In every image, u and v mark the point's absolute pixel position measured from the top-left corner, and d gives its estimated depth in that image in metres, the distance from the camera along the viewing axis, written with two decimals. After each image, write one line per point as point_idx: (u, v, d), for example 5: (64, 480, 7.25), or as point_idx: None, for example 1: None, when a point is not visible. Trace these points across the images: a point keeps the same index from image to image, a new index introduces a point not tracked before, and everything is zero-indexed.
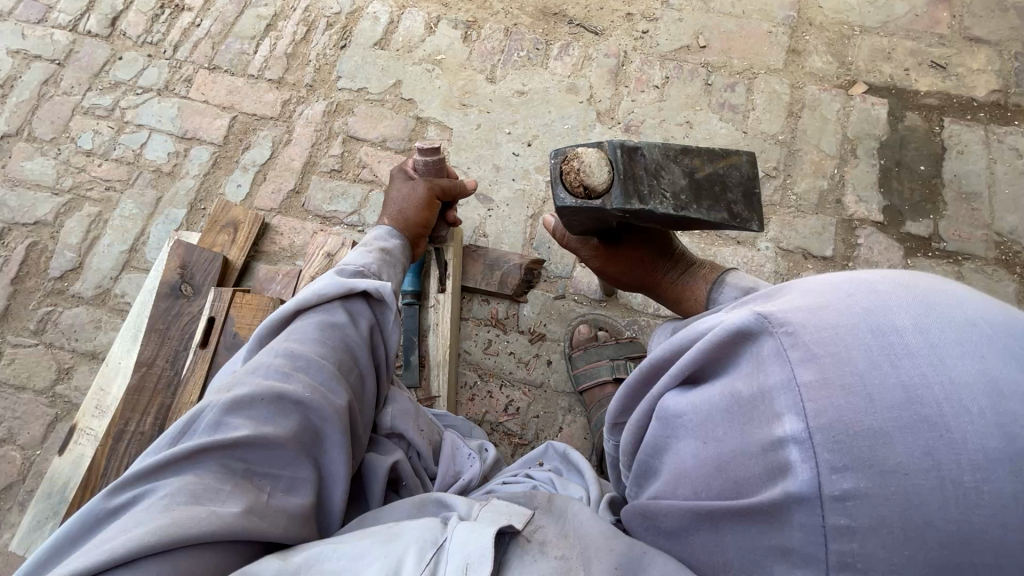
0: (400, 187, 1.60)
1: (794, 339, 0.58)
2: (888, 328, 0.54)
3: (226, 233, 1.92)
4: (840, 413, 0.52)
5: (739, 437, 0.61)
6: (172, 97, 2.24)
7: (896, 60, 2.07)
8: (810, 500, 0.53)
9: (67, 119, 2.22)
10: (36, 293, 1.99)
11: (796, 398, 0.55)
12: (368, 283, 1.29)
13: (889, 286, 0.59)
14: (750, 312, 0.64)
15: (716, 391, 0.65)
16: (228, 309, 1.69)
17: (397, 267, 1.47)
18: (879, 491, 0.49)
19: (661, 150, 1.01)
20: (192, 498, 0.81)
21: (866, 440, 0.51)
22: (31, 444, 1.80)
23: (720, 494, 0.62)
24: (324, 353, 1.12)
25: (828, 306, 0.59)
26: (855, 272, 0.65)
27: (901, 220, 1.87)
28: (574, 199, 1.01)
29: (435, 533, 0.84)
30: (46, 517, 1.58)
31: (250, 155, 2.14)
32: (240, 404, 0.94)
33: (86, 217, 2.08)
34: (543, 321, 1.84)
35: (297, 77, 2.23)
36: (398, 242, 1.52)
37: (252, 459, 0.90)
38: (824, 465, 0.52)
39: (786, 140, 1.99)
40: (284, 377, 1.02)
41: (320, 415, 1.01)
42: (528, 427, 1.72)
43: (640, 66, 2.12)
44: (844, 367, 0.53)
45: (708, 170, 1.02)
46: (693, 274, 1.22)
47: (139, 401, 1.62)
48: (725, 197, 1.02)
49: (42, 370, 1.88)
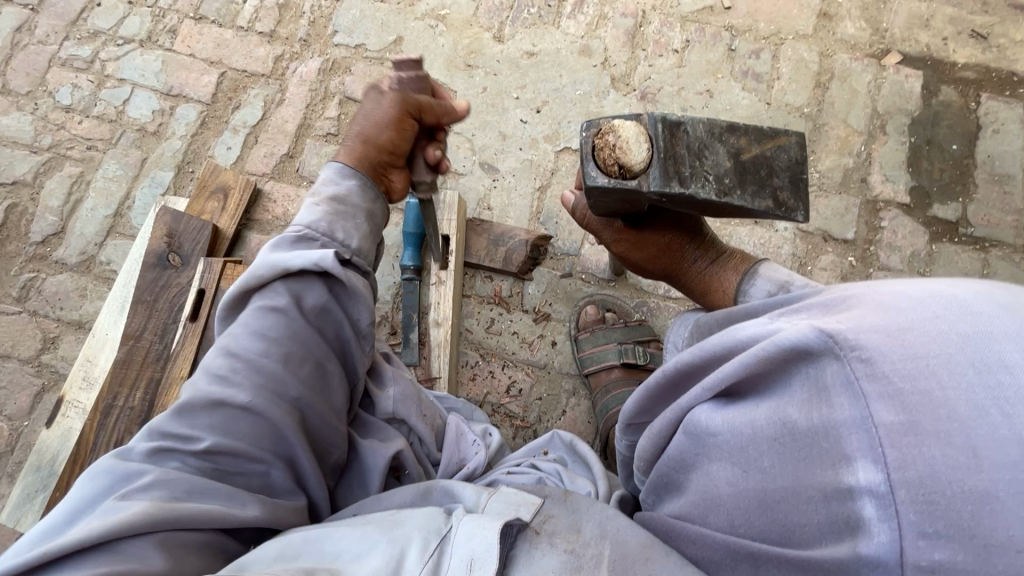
0: (366, 102, 1.15)
1: (871, 369, 0.54)
2: (993, 365, 0.49)
3: (216, 199, 1.82)
4: (934, 467, 0.48)
5: (799, 476, 0.58)
6: (156, 50, 2.08)
7: (934, 28, 1.92)
8: (887, 564, 0.49)
9: (43, 71, 2.07)
10: (18, 259, 1.90)
11: (872, 441, 0.51)
12: (305, 256, 0.98)
13: (990, 311, 0.54)
14: (814, 328, 0.60)
15: (762, 417, 0.63)
16: (219, 282, 1.60)
17: (353, 219, 1.08)
18: (980, 567, 0.44)
19: (706, 127, 0.92)
20: (168, 496, 0.77)
21: (968, 505, 0.45)
22: (18, 414, 1.75)
23: (766, 535, 0.62)
24: (267, 349, 0.91)
25: (912, 330, 0.55)
26: (942, 287, 0.60)
27: (928, 203, 1.78)
28: (607, 179, 0.93)
29: (439, 523, 0.78)
30: (35, 491, 1.54)
31: (241, 115, 2.01)
32: (182, 410, 0.84)
33: (68, 178, 1.97)
34: (549, 301, 1.76)
35: (290, 31, 2.08)
36: (354, 184, 1.10)
37: (219, 461, 0.83)
38: (910, 528, 0.48)
39: (811, 113, 1.86)
40: (225, 381, 0.87)
41: (275, 417, 0.87)
42: (531, 409, 1.67)
43: (659, 28, 1.97)
44: (937, 411, 0.49)
45: (754, 152, 0.93)
46: (724, 265, 1.16)
47: (127, 375, 1.55)
48: (772, 182, 0.93)
49: (27, 339, 1.81)
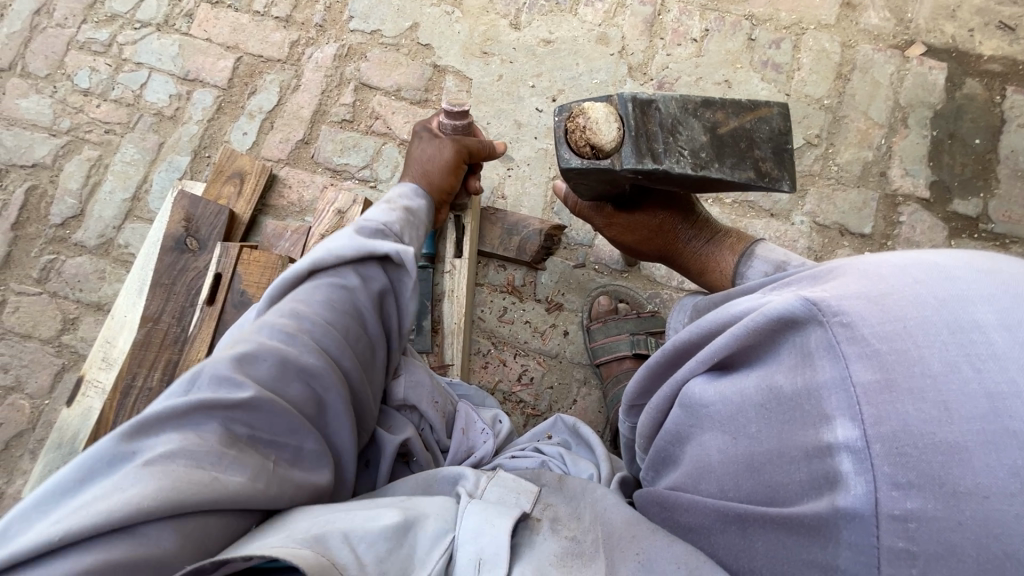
0: (424, 148, 1.43)
1: (851, 333, 0.55)
2: (969, 324, 0.50)
3: (233, 184, 1.83)
4: (905, 421, 0.49)
5: (784, 438, 0.59)
6: (173, 34, 2.09)
7: (960, 19, 1.88)
8: (863, 517, 0.50)
9: (62, 54, 2.08)
10: (38, 240, 1.92)
11: (851, 401, 0.53)
12: (391, 246, 1.18)
13: (968, 274, 0.55)
14: (800, 298, 0.61)
15: (752, 383, 0.64)
16: (235, 266, 1.62)
17: (419, 229, 1.36)
18: (948, 515, 0.45)
19: (678, 104, 0.92)
20: (191, 462, 0.71)
21: (938, 456, 0.47)
22: (39, 393, 1.79)
23: (751, 496, 0.63)
24: (330, 319, 1.00)
25: (892, 295, 0.56)
26: (925, 256, 0.60)
27: (948, 198, 1.76)
28: (581, 160, 0.93)
29: (451, 513, 0.79)
30: (57, 467, 1.58)
31: (257, 101, 2.01)
32: (243, 360, 0.84)
33: (87, 161, 1.99)
34: (561, 291, 1.77)
35: (306, 16, 2.07)
36: (423, 202, 1.40)
37: (257, 424, 0.81)
38: (884, 479, 0.49)
39: (832, 105, 1.84)
40: (288, 339, 0.92)
41: (324, 384, 0.91)
42: (542, 397, 1.68)
43: (678, 16, 1.95)
44: (910, 367, 0.50)
45: (732, 125, 0.94)
46: (719, 244, 1.15)
47: (146, 356, 1.58)
48: (752, 153, 0.94)
49: (47, 319, 1.85)
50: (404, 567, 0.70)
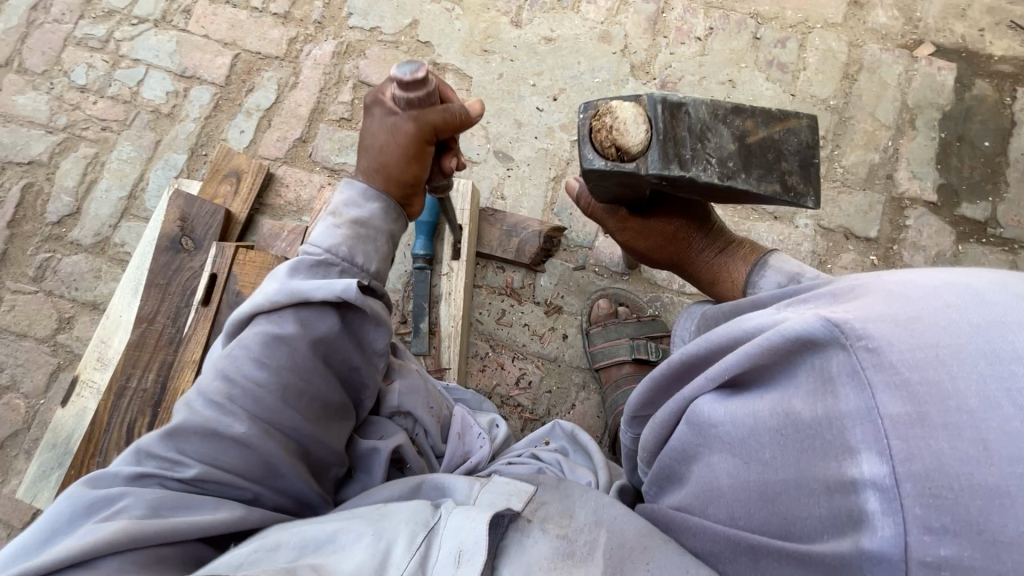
0: (376, 131, 1.07)
1: (878, 359, 0.50)
2: (1009, 354, 0.45)
3: (229, 183, 1.81)
4: (940, 460, 0.45)
5: (801, 469, 0.56)
6: (170, 30, 2.06)
7: (970, 19, 1.84)
8: (890, 561, 0.46)
9: (59, 50, 2.06)
10: (34, 238, 1.91)
11: (878, 433, 0.49)
12: (325, 289, 0.95)
13: (1003, 298, 0.50)
14: (819, 317, 0.56)
15: (765, 407, 0.61)
16: (230, 267, 1.60)
17: (376, 243, 1.08)
18: (987, 566, 0.41)
19: (709, 109, 0.89)
20: (150, 510, 0.76)
21: (977, 500, 0.43)
22: (35, 392, 1.78)
23: (766, 528, 0.60)
24: (266, 380, 0.88)
25: (922, 319, 0.51)
26: (955, 274, 0.55)
27: (956, 201, 1.73)
28: (606, 161, 0.89)
29: (426, 516, 0.78)
30: (51, 468, 1.58)
31: (255, 98, 1.99)
32: (174, 434, 0.82)
33: (83, 159, 1.97)
34: (561, 293, 1.74)
35: (305, 12, 2.04)
36: (376, 206, 1.09)
37: (206, 487, 0.81)
38: (915, 522, 0.45)
39: (838, 106, 1.80)
40: (219, 409, 0.84)
41: (268, 450, 0.85)
42: (540, 402, 1.66)
43: (681, 14, 1.91)
44: (945, 402, 0.46)
45: (761, 135, 0.90)
46: (733, 255, 1.13)
47: (141, 358, 1.57)
48: (779, 166, 0.90)
49: (43, 318, 1.84)
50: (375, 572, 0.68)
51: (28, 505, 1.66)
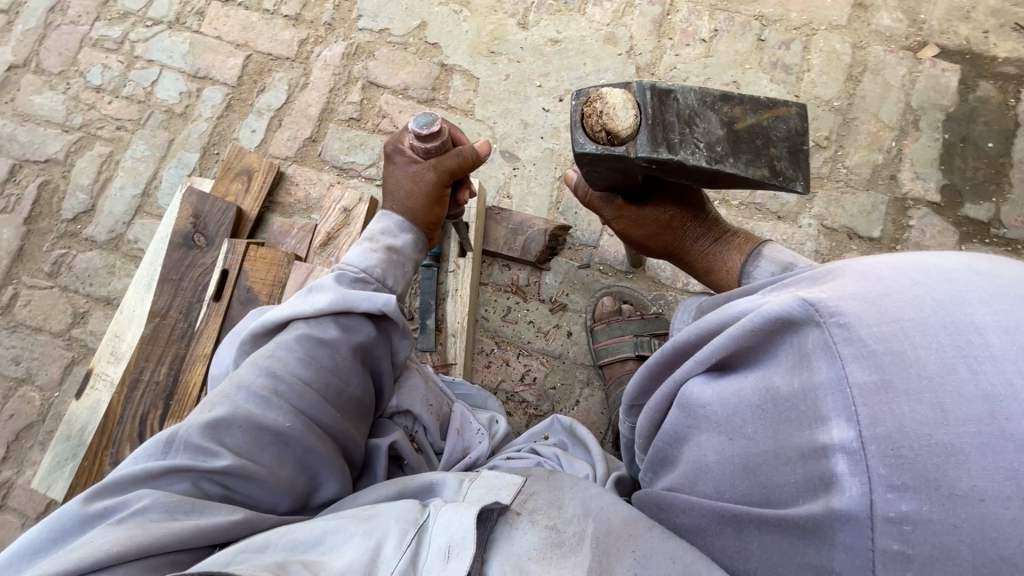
0: (400, 176, 1.27)
1: (848, 334, 0.55)
2: (966, 326, 0.50)
3: (241, 181, 1.84)
4: (903, 423, 0.49)
5: (777, 440, 0.59)
6: (184, 31, 2.10)
7: (975, 21, 1.85)
8: (858, 518, 0.49)
9: (75, 51, 2.11)
10: (50, 235, 1.95)
11: (846, 401, 0.52)
12: (371, 300, 1.10)
13: (966, 278, 0.55)
14: (796, 299, 0.61)
15: (748, 384, 0.64)
16: (242, 263, 1.63)
17: (406, 266, 1.25)
18: (944, 517, 0.45)
19: (697, 96, 0.92)
20: (168, 514, 0.75)
21: (936, 457, 0.46)
22: (49, 385, 1.82)
23: (745, 497, 0.62)
24: (309, 377, 0.97)
25: (890, 297, 0.55)
26: (926, 258, 0.60)
27: (960, 202, 1.73)
28: (596, 145, 0.92)
29: (415, 513, 0.79)
30: (66, 459, 1.61)
31: (266, 98, 2.02)
32: (217, 427, 0.85)
33: (98, 157, 2.01)
34: (566, 291, 1.76)
35: (315, 15, 2.08)
36: (409, 237, 1.27)
37: (231, 485, 0.82)
38: (880, 480, 0.48)
39: (842, 107, 1.82)
40: (264, 403, 0.90)
41: (303, 445, 0.90)
42: (544, 398, 1.68)
43: (686, 16, 1.94)
44: (907, 369, 0.50)
45: (749, 122, 0.93)
46: (727, 244, 1.15)
47: (154, 351, 1.60)
48: (768, 151, 0.93)
49: (58, 313, 1.88)
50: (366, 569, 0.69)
51: (42, 495, 1.70)
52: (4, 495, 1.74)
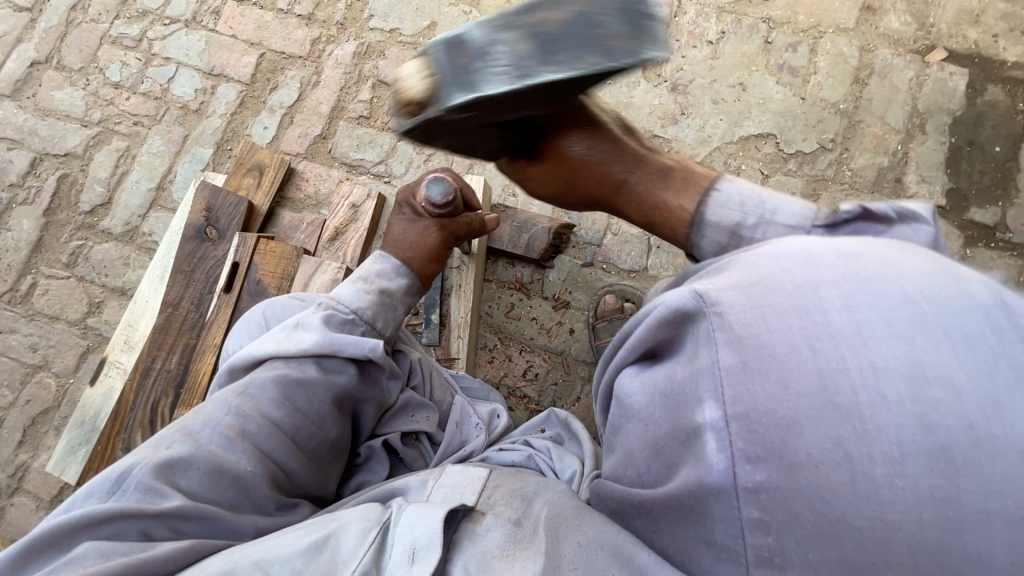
0: (407, 227, 1.30)
1: (722, 321, 0.58)
2: (814, 308, 0.54)
3: (252, 176, 1.88)
4: (756, 401, 0.53)
5: (671, 423, 0.61)
6: (200, 30, 2.15)
7: (984, 25, 1.85)
8: (725, 490, 0.54)
9: (95, 48, 2.16)
10: (68, 226, 2.01)
11: (715, 383, 0.56)
12: (358, 345, 1.10)
13: (831, 261, 0.58)
14: (689, 291, 0.62)
15: (659, 374, 0.65)
16: (252, 256, 1.67)
17: (398, 310, 1.24)
18: (789, 484, 0.50)
19: (489, 19, 0.76)
20: (103, 560, 0.76)
21: (780, 430, 0.51)
22: (65, 372, 1.87)
23: (654, 480, 0.65)
24: (280, 418, 0.99)
25: (761, 284, 0.58)
26: (801, 243, 0.62)
27: (965, 206, 1.74)
28: (411, 121, 0.83)
29: (379, 512, 0.84)
30: (80, 444, 1.67)
31: (278, 96, 2.07)
32: (173, 467, 0.87)
33: (115, 152, 2.07)
34: (569, 289, 1.78)
35: (328, 14, 2.12)
36: (404, 281, 1.26)
37: (182, 529, 0.83)
38: (739, 454, 0.53)
39: (848, 110, 1.82)
40: (228, 443, 0.92)
41: (263, 490, 0.92)
42: (546, 394, 1.71)
43: (694, 18, 1.95)
44: (762, 351, 0.54)
45: (567, 13, 0.74)
46: (671, 181, 0.90)
47: (166, 340, 1.64)
48: (599, 35, 0.73)
49: (75, 302, 1.93)
50: (329, 570, 0.74)
51: (57, 479, 1.76)
52: (20, 478, 1.79)
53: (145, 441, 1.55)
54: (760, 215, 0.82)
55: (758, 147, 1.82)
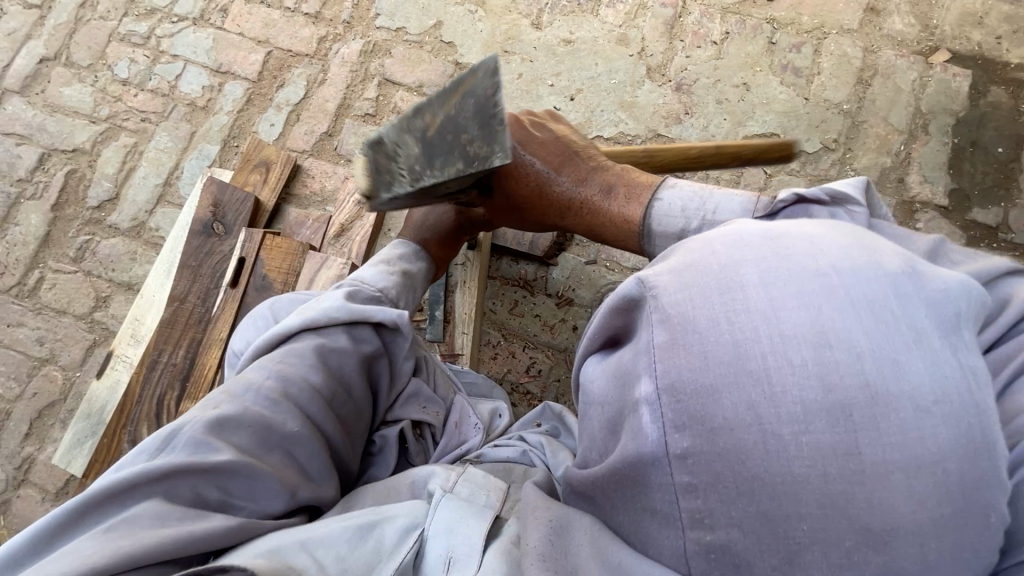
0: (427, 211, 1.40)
1: (656, 303, 0.61)
2: (735, 284, 0.58)
3: (259, 172, 1.90)
4: (680, 373, 0.57)
5: (616, 400, 0.65)
6: (208, 28, 2.17)
7: (987, 26, 1.86)
8: (659, 459, 0.57)
9: (103, 45, 2.18)
10: (75, 222, 2.02)
11: (650, 360, 0.60)
12: (386, 312, 1.14)
13: (758, 241, 0.62)
14: (632, 277, 0.65)
15: (611, 358, 0.68)
16: (258, 251, 1.68)
17: (414, 292, 1.32)
18: (710, 448, 0.54)
19: (396, 129, 0.98)
20: (157, 522, 0.75)
21: (702, 398, 0.55)
22: (71, 365, 1.89)
23: (603, 458, 0.67)
24: (318, 382, 1.00)
25: (691, 266, 0.61)
26: (728, 227, 0.66)
27: (967, 206, 1.74)
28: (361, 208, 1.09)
29: (421, 511, 0.86)
30: (86, 436, 1.68)
31: (285, 93, 2.08)
32: (223, 425, 0.86)
33: (123, 148, 2.09)
34: (572, 286, 1.79)
35: (334, 13, 2.14)
36: (421, 265, 1.36)
37: (232, 488, 0.83)
38: (668, 423, 0.57)
39: (851, 110, 1.83)
40: (273, 404, 0.92)
41: (306, 451, 0.93)
42: (548, 390, 1.72)
43: (698, 19, 1.96)
44: (688, 327, 0.58)
45: (439, 122, 0.97)
46: (616, 198, 1.05)
47: (172, 334, 1.66)
48: (460, 140, 0.95)
49: (82, 296, 1.95)
50: (368, 565, 0.76)
51: (62, 471, 1.77)
52: (26, 470, 1.81)
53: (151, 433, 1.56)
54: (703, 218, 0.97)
55: None
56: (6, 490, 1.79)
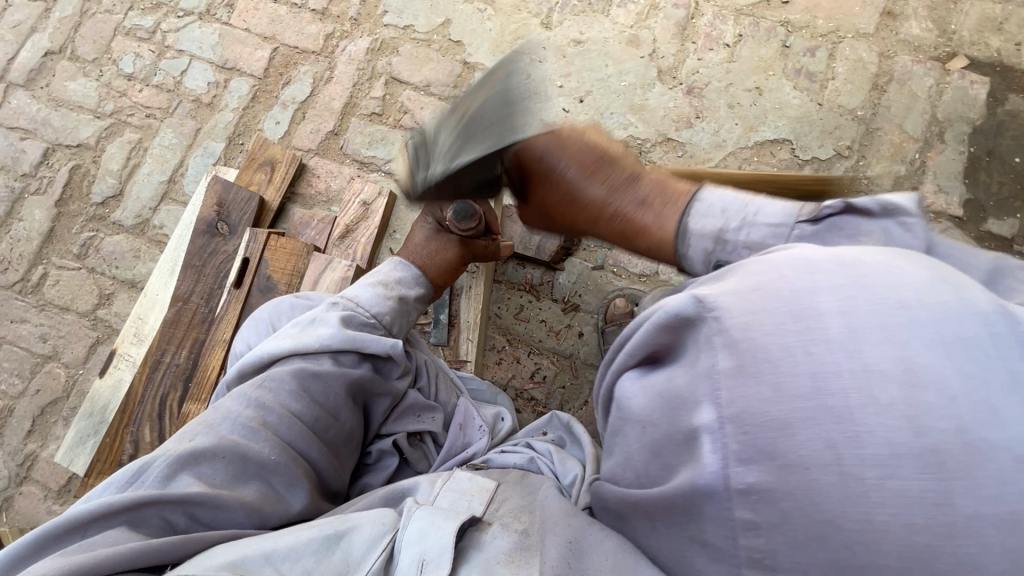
0: (428, 238, 1.41)
1: (720, 326, 0.60)
2: (811, 312, 0.56)
3: (263, 171, 1.88)
4: (749, 404, 0.55)
5: (668, 424, 0.63)
6: (214, 23, 2.15)
7: (1007, 33, 1.82)
8: (716, 492, 0.57)
9: (109, 39, 2.16)
10: (79, 218, 2.01)
11: (714, 387, 0.58)
12: (378, 341, 1.17)
13: (833, 265, 0.60)
14: (688, 295, 0.64)
15: (658, 382, 0.66)
16: (263, 252, 1.67)
17: (411, 317, 1.33)
18: (781, 486, 0.53)
19: None
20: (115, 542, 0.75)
21: (772, 432, 0.54)
22: (74, 363, 1.88)
23: (647, 484, 0.67)
24: (299, 409, 1.01)
25: (760, 290, 0.60)
26: (800, 249, 0.64)
27: (983, 217, 1.71)
28: None
29: (391, 517, 0.84)
30: (87, 435, 1.67)
31: (291, 91, 2.06)
32: (198, 458, 0.86)
33: (127, 144, 2.07)
34: (579, 292, 1.77)
35: (342, 9, 2.11)
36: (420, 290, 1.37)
37: (200, 514, 0.83)
38: (733, 455, 0.55)
39: (865, 117, 1.80)
40: (250, 434, 0.93)
41: (285, 480, 0.92)
42: (553, 396, 1.71)
43: (711, 20, 1.93)
44: (759, 354, 0.56)
45: None
46: (652, 207, 1.03)
47: (175, 334, 1.64)
48: None
49: (85, 294, 1.94)
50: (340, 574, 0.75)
51: (64, 469, 1.76)
52: (28, 466, 1.80)
53: (153, 434, 1.55)
54: (742, 219, 0.91)
55: (773, 153, 1.80)
56: (9, 486, 1.79)
